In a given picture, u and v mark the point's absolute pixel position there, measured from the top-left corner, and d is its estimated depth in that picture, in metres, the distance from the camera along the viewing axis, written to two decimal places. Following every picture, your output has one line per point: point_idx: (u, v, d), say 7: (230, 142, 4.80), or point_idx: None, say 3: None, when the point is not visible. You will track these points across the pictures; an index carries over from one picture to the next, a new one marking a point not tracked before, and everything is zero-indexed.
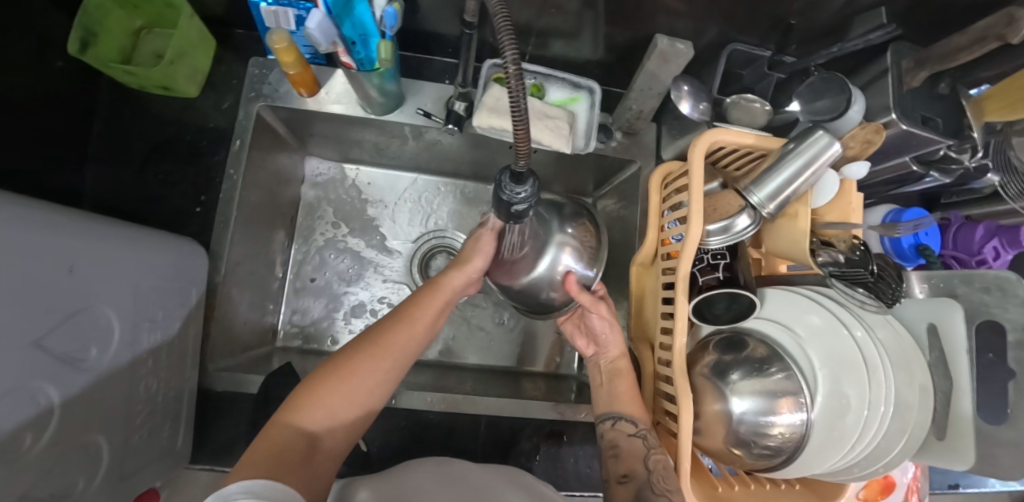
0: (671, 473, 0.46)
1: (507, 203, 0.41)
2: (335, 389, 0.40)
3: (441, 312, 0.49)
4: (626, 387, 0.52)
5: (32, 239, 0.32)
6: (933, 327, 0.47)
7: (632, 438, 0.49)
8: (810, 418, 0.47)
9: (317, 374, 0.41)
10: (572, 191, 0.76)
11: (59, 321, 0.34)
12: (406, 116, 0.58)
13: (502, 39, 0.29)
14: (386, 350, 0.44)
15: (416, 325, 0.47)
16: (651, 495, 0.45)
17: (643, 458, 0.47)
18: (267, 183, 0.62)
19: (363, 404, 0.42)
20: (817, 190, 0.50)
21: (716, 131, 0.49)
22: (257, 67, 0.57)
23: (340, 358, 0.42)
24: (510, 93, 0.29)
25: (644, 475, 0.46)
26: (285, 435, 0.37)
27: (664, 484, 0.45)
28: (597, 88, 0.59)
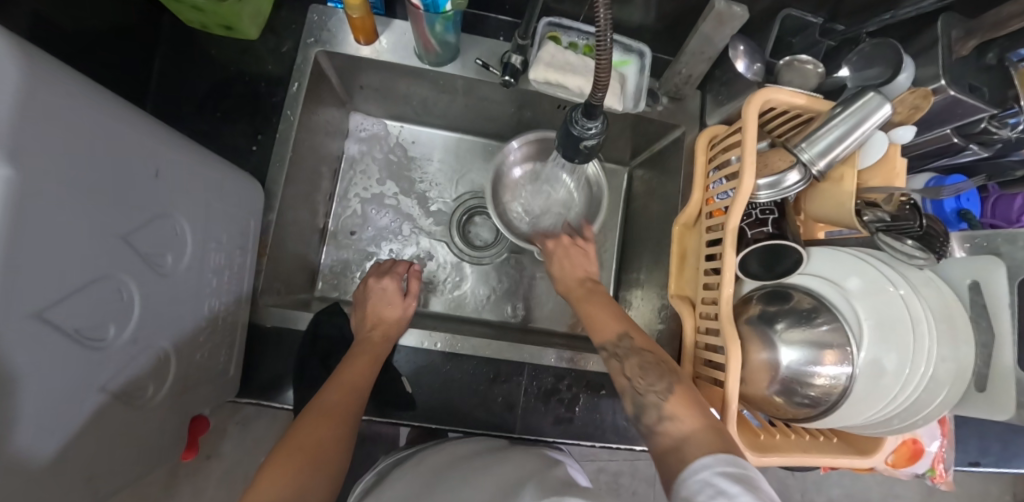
0: (647, 369, 0.46)
1: (577, 138, 0.43)
2: (294, 456, 0.39)
3: (373, 364, 0.51)
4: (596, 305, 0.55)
5: (128, 135, 0.33)
6: (977, 284, 0.48)
7: (608, 359, 0.50)
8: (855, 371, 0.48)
9: (278, 450, 0.40)
10: (608, 159, 0.78)
11: (144, 222, 0.35)
12: (462, 67, 0.59)
13: None
14: (336, 414, 0.44)
15: (350, 375, 0.49)
16: (640, 397, 0.45)
17: (623, 372, 0.48)
18: (317, 131, 0.63)
19: (330, 457, 0.41)
20: (865, 151, 0.51)
21: (768, 90, 0.50)
22: (317, 13, 0.58)
23: (294, 433, 0.41)
24: (598, 23, 0.33)
25: (630, 385, 0.46)
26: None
27: (645, 381, 0.45)
28: (648, 51, 0.60)
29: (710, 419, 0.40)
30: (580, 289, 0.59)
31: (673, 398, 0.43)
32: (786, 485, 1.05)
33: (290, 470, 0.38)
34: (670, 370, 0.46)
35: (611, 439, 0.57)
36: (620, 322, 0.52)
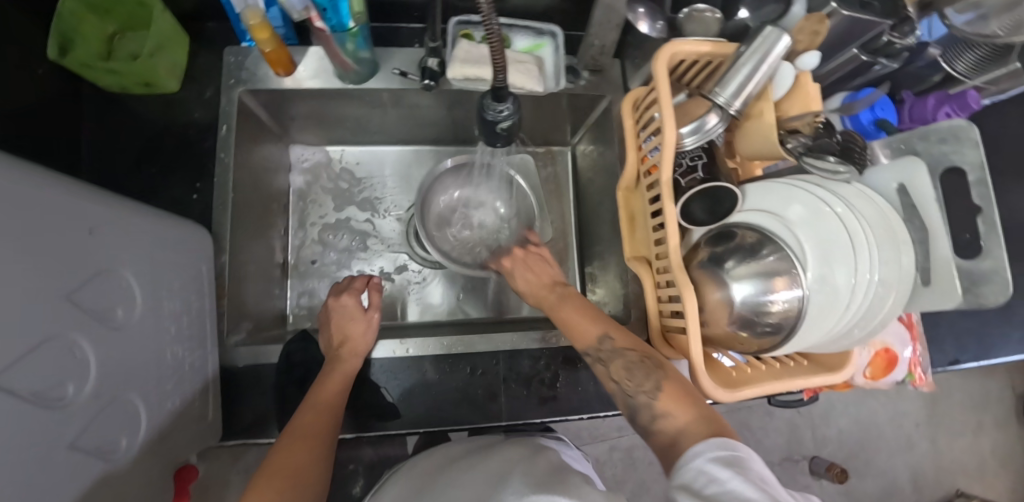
0: (633, 370, 0.47)
1: (492, 123, 0.45)
2: (273, 485, 0.39)
3: (346, 385, 0.51)
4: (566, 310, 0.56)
5: (65, 202, 0.34)
6: (903, 186, 0.50)
7: (594, 362, 0.50)
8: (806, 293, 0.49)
9: (257, 479, 0.40)
10: (550, 142, 0.80)
11: (87, 279, 0.36)
12: (383, 80, 0.60)
13: None
14: (313, 436, 0.45)
15: (325, 392, 0.50)
16: (632, 399, 0.46)
17: (608, 375, 0.49)
18: (258, 169, 0.64)
19: (310, 476, 0.42)
20: (776, 84, 0.53)
21: (673, 44, 0.52)
22: (234, 55, 0.59)
23: (271, 460, 0.42)
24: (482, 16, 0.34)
25: (619, 387, 0.48)
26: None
27: (634, 384, 0.46)
28: (558, 31, 0.62)
29: (703, 412, 0.42)
30: (546, 294, 0.59)
31: (670, 402, 0.44)
32: (795, 425, 1.09)
33: (274, 491, 0.39)
34: (657, 367, 0.47)
35: (597, 408, 0.58)
36: (589, 326, 0.52)
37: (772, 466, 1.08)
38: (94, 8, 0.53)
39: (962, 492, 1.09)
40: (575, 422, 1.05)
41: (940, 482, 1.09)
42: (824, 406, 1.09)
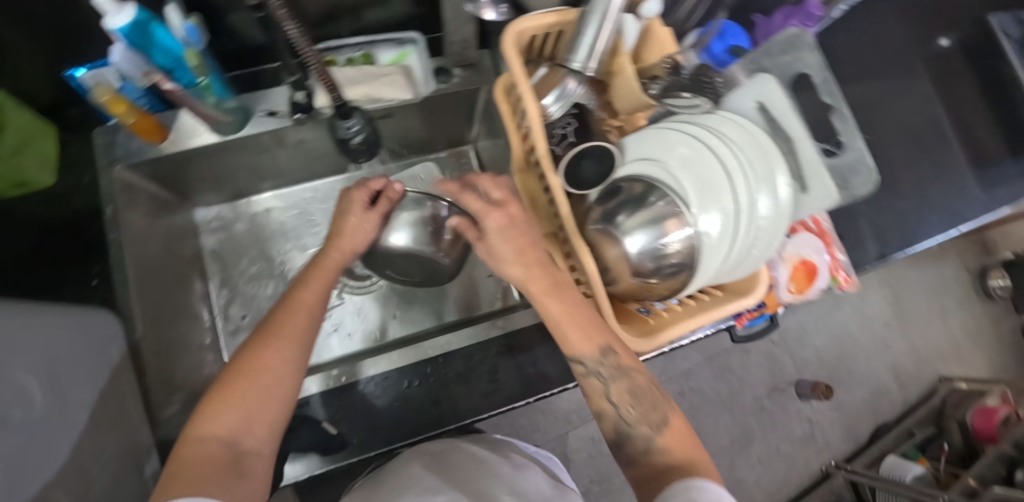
0: (639, 396, 0.45)
1: (345, 140, 0.46)
2: (240, 391, 0.40)
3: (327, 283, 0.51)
4: (564, 314, 0.44)
5: None
6: (761, 104, 0.52)
7: (592, 380, 0.46)
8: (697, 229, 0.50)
9: (224, 378, 0.41)
10: (452, 144, 0.80)
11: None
12: (259, 124, 0.61)
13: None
14: (287, 337, 0.44)
15: (295, 319, 0.46)
16: (629, 428, 0.45)
17: (606, 396, 0.46)
18: (160, 241, 0.64)
19: (271, 394, 0.41)
20: (626, 36, 0.54)
21: (517, 21, 0.53)
22: (104, 135, 0.59)
23: (228, 374, 0.41)
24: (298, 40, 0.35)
25: (614, 410, 0.46)
26: (195, 445, 0.37)
27: (631, 411, 0.45)
28: (418, 37, 0.63)
29: (692, 453, 0.42)
30: (540, 281, 0.44)
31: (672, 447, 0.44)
32: (773, 355, 1.13)
33: (228, 409, 0.39)
34: (657, 394, 0.46)
35: (539, 388, 0.58)
36: (593, 342, 0.44)
37: (761, 398, 1.12)
38: None
39: (945, 378, 1.21)
40: (560, 406, 1.07)
41: (922, 371, 1.20)
42: (795, 329, 1.14)
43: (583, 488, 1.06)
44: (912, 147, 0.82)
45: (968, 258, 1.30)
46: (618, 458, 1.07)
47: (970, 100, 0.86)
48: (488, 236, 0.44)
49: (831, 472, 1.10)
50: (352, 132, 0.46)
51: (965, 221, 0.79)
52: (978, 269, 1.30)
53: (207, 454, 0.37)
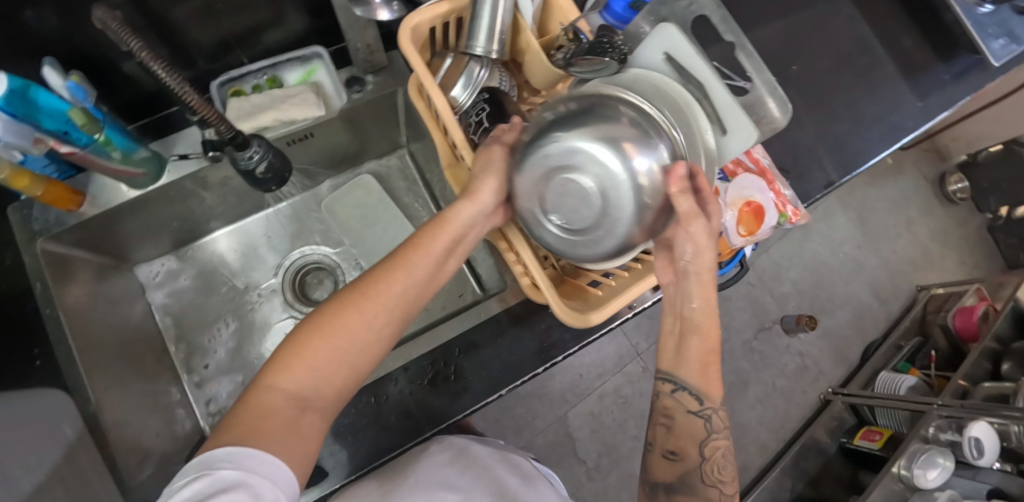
0: (722, 464, 0.48)
1: (249, 170, 0.45)
2: (323, 346, 0.38)
3: (453, 246, 0.47)
4: (704, 353, 0.47)
5: None
6: (669, 54, 0.50)
7: (697, 417, 0.47)
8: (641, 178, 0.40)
9: (309, 328, 0.38)
10: (385, 152, 0.79)
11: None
12: (175, 170, 0.59)
13: (124, 38, 0.34)
14: (383, 299, 0.41)
15: (412, 270, 0.44)
16: (707, 438, 0.47)
17: (699, 444, 0.47)
18: (101, 308, 0.62)
19: (352, 365, 0.39)
20: (523, 12, 0.53)
21: (409, 16, 0.51)
22: (19, 210, 0.57)
23: (325, 315, 0.39)
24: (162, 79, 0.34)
25: (699, 462, 0.47)
26: (268, 395, 0.35)
27: (718, 471, 0.47)
28: (322, 50, 0.61)
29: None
30: (709, 292, 0.46)
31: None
32: (754, 296, 1.15)
33: (310, 368, 0.37)
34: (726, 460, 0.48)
35: (507, 379, 0.58)
36: (701, 377, 0.46)
37: (750, 341, 1.14)
38: None
39: (922, 286, 1.23)
40: (556, 388, 1.08)
41: (900, 285, 1.23)
42: (769, 268, 1.16)
43: (593, 463, 1.07)
44: (843, 71, 0.82)
45: (924, 168, 1.32)
46: (621, 427, 1.08)
47: (893, 12, 0.86)
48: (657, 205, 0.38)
49: (829, 399, 1.12)
50: (254, 160, 0.45)
51: (903, 134, 0.80)
52: (936, 177, 1.33)
53: (279, 413, 0.34)
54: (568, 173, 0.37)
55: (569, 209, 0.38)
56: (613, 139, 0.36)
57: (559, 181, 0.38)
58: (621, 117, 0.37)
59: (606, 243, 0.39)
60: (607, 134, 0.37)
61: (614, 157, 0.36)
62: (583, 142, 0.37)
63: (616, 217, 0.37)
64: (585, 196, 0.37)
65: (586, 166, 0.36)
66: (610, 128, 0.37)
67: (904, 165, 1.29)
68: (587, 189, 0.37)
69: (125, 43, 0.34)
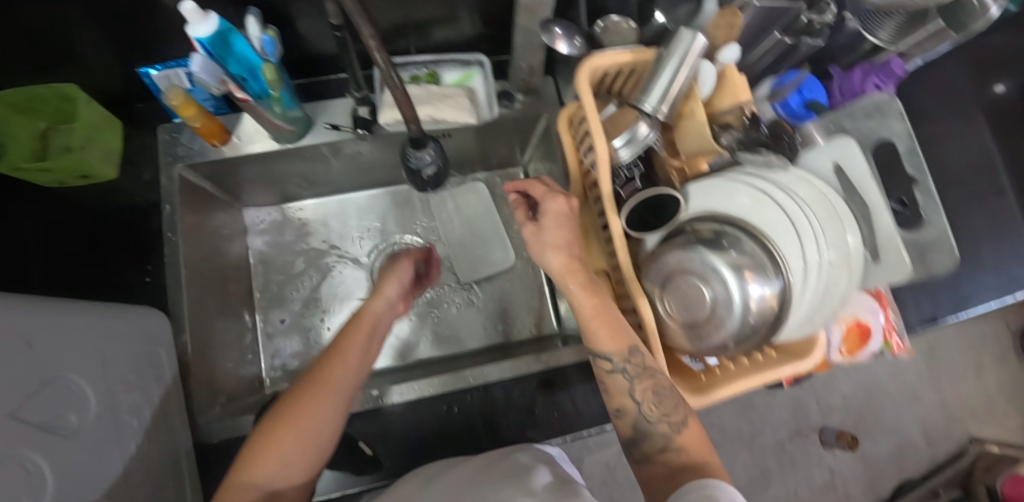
0: (661, 396, 0.45)
1: (417, 170, 0.45)
2: (287, 427, 0.38)
3: (371, 335, 0.49)
4: (598, 320, 0.46)
5: (6, 319, 0.34)
6: (839, 166, 0.50)
7: (617, 375, 0.46)
8: (772, 287, 0.48)
9: (268, 424, 0.39)
10: (500, 165, 0.79)
11: (35, 387, 0.35)
12: (319, 135, 0.61)
13: None
14: (295, 426, 0.38)
15: (346, 374, 0.43)
16: (648, 425, 0.45)
17: (630, 391, 0.46)
18: (209, 239, 0.64)
19: (316, 443, 0.40)
20: (701, 82, 0.54)
21: (593, 58, 0.52)
22: (168, 132, 0.59)
23: (277, 412, 0.39)
24: None
25: (637, 406, 0.46)
26: (242, 492, 0.37)
27: (659, 411, 0.44)
28: (485, 60, 0.63)
29: (711, 458, 0.42)
30: (576, 277, 0.47)
31: (681, 428, 0.44)
32: (800, 397, 1.12)
33: (280, 454, 0.38)
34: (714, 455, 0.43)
35: (578, 428, 0.58)
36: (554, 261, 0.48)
37: (783, 441, 1.10)
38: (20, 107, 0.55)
39: (975, 439, 1.18)
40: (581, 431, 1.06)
41: (952, 431, 1.18)
42: (823, 375, 1.12)
43: None
44: (973, 208, 0.79)
45: (1012, 319, 1.25)
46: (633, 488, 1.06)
47: None
48: (543, 221, 0.49)
49: None
50: (425, 162, 0.45)
51: None
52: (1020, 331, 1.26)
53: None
54: (692, 278, 0.48)
55: (682, 298, 0.48)
56: (735, 268, 0.48)
57: (685, 287, 0.48)
58: (745, 248, 0.49)
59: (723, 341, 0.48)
60: (732, 262, 0.48)
61: (736, 281, 0.47)
62: (709, 261, 0.48)
63: (725, 322, 0.47)
64: (703, 301, 0.48)
65: (710, 281, 0.48)
66: (735, 258, 0.48)
67: (989, 309, 1.24)
68: (704, 297, 0.48)
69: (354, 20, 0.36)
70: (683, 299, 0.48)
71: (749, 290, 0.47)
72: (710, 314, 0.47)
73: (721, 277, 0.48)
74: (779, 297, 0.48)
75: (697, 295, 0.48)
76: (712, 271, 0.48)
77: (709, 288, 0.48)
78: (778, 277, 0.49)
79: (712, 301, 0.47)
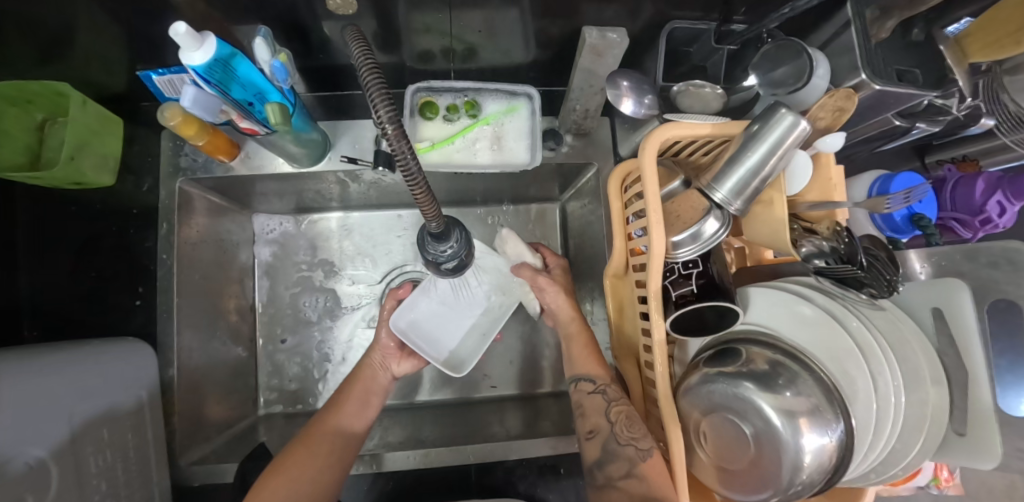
0: (633, 420, 0.47)
1: (435, 262, 0.38)
2: (279, 476, 0.44)
3: (366, 398, 0.54)
4: (585, 352, 0.55)
5: None
6: (939, 310, 0.43)
7: (595, 395, 0.51)
8: (836, 439, 0.40)
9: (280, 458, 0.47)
10: (538, 198, 0.71)
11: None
12: (333, 165, 0.55)
13: (373, 94, 0.28)
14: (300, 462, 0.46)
15: (350, 405, 0.53)
16: (617, 446, 0.46)
17: (605, 412, 0.49)
18: (211, 256, 0.59)
19: (332, 465, 0.47)
20: (791, 174, 0.45)
21: (665, 127, 0.44)
22: (170, 140, 0.54)
23: (295, 443, 0.48)
24: (393, 151, 0.29)
25: (609, 427, 0.48)
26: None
27: (627, 433, 0.46)
28: (534, 93, 0.54)
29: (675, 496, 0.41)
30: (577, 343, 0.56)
31: (647, 456, 0.44)
32: None
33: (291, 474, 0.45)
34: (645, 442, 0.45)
35: None
36: (572, 325, 0.57)
37: None
38: (15, 101, 0.50)
39: None
40: None
41: None
42: None
43: None
44: None
45: None
46: None
47: None
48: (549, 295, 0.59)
49: None
50: (444, 257, 0.38)
51: None
52: None
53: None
54: (727, 413, 0.43)
55: (729, 422, 0.43)
56: (786, 411, 0.41)
57: (722, 416, 0.43)
58: (802, 389, 0.41)
59: (765, 495, 0.41)
60: (783, 406, 0.41)
61: (785, 429, 0.41)
62: (752, 398, 0.42)
63: (776, 461, 0.41)
64: (744, 441, 0.42)
65: (749, 417, 0.42)
66: (788, 400, 0.41)
67: None
68: (742, 433, 0.43)
69: (367, 95, 0.29)
70: (733, 421, 0.43)
71: (819, 428, 0.40)
72: (759, 442, 0.42)
73: (774, 404, 0.41)
74: (842, 452, 0.40)
75: (748, 417, 0.42)
76: (761, 402, 0.42)
77: (759, 417, 0.42)
78: (838, 423, 0.40)
79: (769, 429, 0.41)
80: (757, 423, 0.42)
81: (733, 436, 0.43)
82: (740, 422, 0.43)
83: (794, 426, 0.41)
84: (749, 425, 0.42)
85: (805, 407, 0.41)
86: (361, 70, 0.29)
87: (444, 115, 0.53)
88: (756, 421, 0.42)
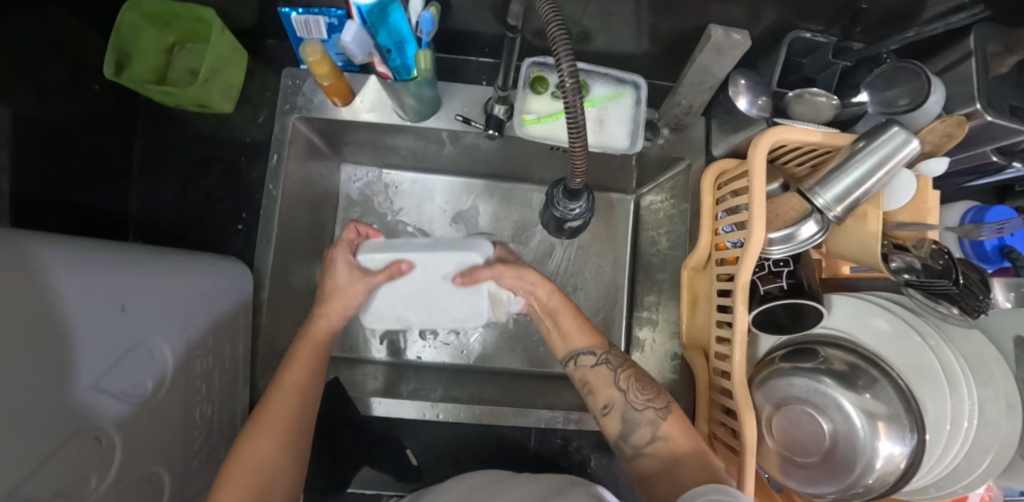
0: (644, 382, 0.47)
1: (564, 216, 0.51)
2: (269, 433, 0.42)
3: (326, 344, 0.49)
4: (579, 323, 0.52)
5: (94, 286, 0.32)
6: None
7: (601, 367, 0.49)
8: (906, 450, 0.42)
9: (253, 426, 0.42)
10: (611, 188, 0.74)
11: (118, 357, 0.34)
12: (445, 121, 0.58)
13: (558, 47, 0.31)
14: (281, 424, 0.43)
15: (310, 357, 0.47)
16: (635, 413, 0.45)
17: (614, 383, 0.47)
18: (306, 196, 0.62)
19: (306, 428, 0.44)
20: (891, 191, 0.46)
21: (778, 129, 0.45)
22: (291, 79, 0.57)
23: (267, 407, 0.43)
24: (567, 102, 0.32)
25: (622, 397, 0.46)
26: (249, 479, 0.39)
27: (643, 398, 0.45)
28: (642, 83, 0.56)
29: (698, 447, 0.42)
30: (566, 318, 0.52)
31: (665, 415, 0.44)
32: None
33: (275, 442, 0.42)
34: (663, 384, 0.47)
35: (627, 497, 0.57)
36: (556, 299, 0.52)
37: None
38: (155, 20, 0.52)
39: None
40: None
41: None
42: None
43: None
44: None
45: None
46: None
47: None
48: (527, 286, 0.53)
49: None
50: (573, 214, 0.51)
51: None
52: None
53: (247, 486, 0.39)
54: (805, 407, 0.46)
55: (808, 417, 0.45)
56: (865, 412, 0.44)
57: (801, 409, 0.46)
58: (881, 394, 0.44)
59: (825, 488, 0.44)
60: (862, 407, 0.44)
61: (862, 429, 0.43)
62: (833, 395, 0.45)
63: (846, 459, 0.44)
64: (819, 434, 0.45)
65: (828, 413, 0.45)
66: (870, 403, 0.44)
67: None
68: (819, 428, 0.45)
69: (553, 53, 0.31)
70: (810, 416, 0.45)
71: (895, 437, 0.42)
72: (835, 439, 0.45)
73: (854, 405, 0.44)
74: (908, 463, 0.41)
75: (824, 414, 0.45)
76: (841, 400, 0.45)
77: (839, 415, 0.45)
78: (914, 434, 0.42)
79: (846, 426, 0.44)
80: (834, 421, 0.45)
81: (807, 430, 0.45)
82: (819, 418, 0.45)
83: (872, 430, 0.43)
84: (828, 423, 0.45)
85: (883, 413, 0.44)
86: (546, 27, 0.31)
87: (553, 91, 0.55)
88: (835, 418, 0.45)
